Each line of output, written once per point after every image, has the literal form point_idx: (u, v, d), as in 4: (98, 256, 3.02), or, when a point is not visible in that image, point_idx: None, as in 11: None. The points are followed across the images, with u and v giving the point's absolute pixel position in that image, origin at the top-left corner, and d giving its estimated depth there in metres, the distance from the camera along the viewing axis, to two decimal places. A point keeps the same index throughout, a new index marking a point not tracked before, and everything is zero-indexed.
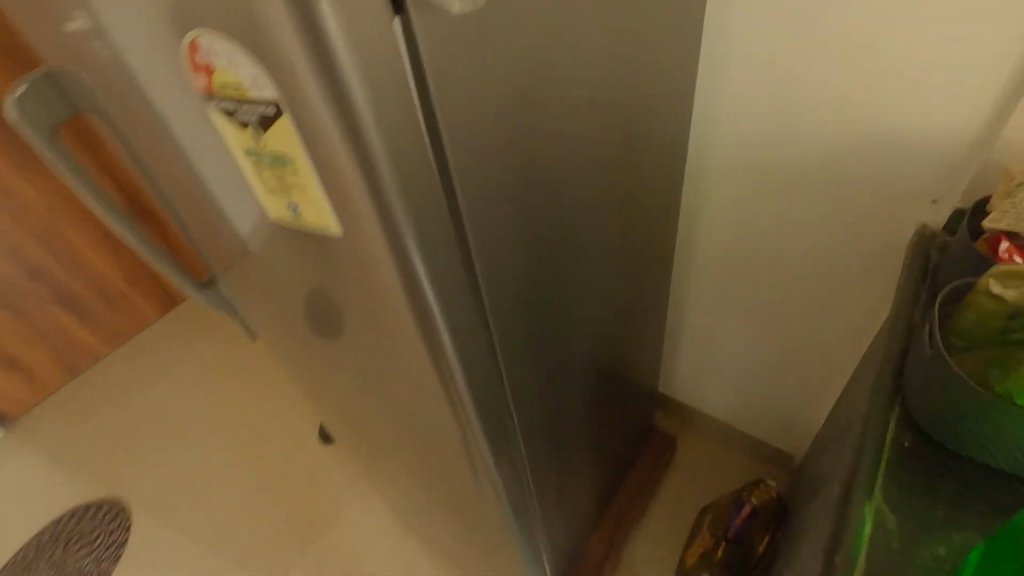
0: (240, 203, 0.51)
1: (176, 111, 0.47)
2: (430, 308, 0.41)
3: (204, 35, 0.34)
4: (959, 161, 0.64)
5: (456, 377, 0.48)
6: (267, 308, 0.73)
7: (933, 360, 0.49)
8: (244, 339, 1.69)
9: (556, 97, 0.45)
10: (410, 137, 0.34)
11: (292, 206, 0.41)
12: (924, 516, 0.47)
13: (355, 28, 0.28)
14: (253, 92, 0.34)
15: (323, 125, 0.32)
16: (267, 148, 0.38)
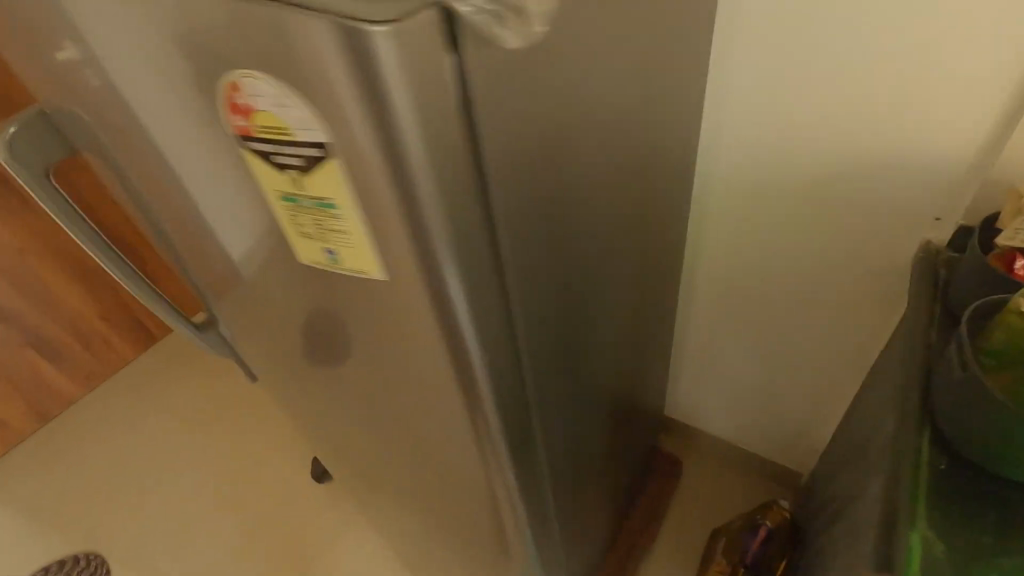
0: (252, 240, 0.49)
1: (194, 149, 0.44)
2: (465, 337, 0.41)
3: (247, 76, 0.32)
4: (960, 181, 0.66)
5: (488, 407, 0.47)
6: (269, 341, 0.70)
7: (967, 381, 0.48)
8: (229, 375, 1.62)
9: (584, 126, 0.44)
10: (458, 174, 0.32)
11: (330, 250, 0.39)
12: (969, 540, 0.46)
13: (413, 65, 0.27)
14: (298, 135, 0.32)
15: (374, 163, 0.31)
16: (308, 192, 0.36)
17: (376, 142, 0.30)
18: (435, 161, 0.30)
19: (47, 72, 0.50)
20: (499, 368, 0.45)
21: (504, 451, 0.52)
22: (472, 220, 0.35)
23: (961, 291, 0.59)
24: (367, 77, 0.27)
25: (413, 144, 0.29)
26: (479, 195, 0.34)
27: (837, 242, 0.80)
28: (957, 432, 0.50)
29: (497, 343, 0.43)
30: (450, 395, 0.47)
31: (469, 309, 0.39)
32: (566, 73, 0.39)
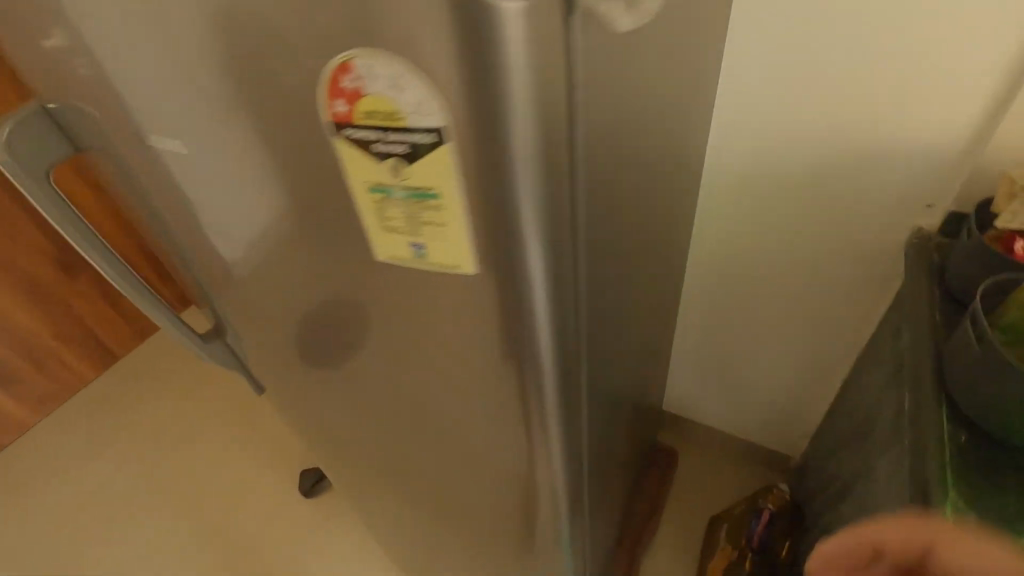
0: (312, 232, 0.48)
1: (252, 142, 0.44)
2: (539, 312, 0.41)
3: (363, 61, 0.32)
4: (952, 168, 0.69)
5: (549, 384, 0.48)
6: (286, 341, 0.69)
7: (984, 356, 0.51)
8: (207, 388, 1.55)
9: (633, 113, 0.44)
10: (557, 152, 0.34)
11: (419, 237, 0.40)
12: (999, 514, 0.48)
13: (537, 45, 0.29)
14: (410, 121, 0.33)
15: (488, 142, 0.32)
16: (409, 179, 0.37)
17: (486, 113, 0.31)
18: (544, 135, 0.32)
19: (54, 64, 0.48)
20: (563, 346, 0.46)
21: (555, 427, 0.54)
22: (564, 194, 0.36)
23: (961, 275, 0.62)
24: (494, 52, 0.28)
25: (525, 118, 0.31)
26: (572, 171, 0.36)
27: (831, 230, 0.83)
28: (973, 404, 0.52)
29: (567, 319, 0.44)
30: (507, 369, 0.48)
31: (547, 283, 0.40)
32: (621, 57, 0.38)
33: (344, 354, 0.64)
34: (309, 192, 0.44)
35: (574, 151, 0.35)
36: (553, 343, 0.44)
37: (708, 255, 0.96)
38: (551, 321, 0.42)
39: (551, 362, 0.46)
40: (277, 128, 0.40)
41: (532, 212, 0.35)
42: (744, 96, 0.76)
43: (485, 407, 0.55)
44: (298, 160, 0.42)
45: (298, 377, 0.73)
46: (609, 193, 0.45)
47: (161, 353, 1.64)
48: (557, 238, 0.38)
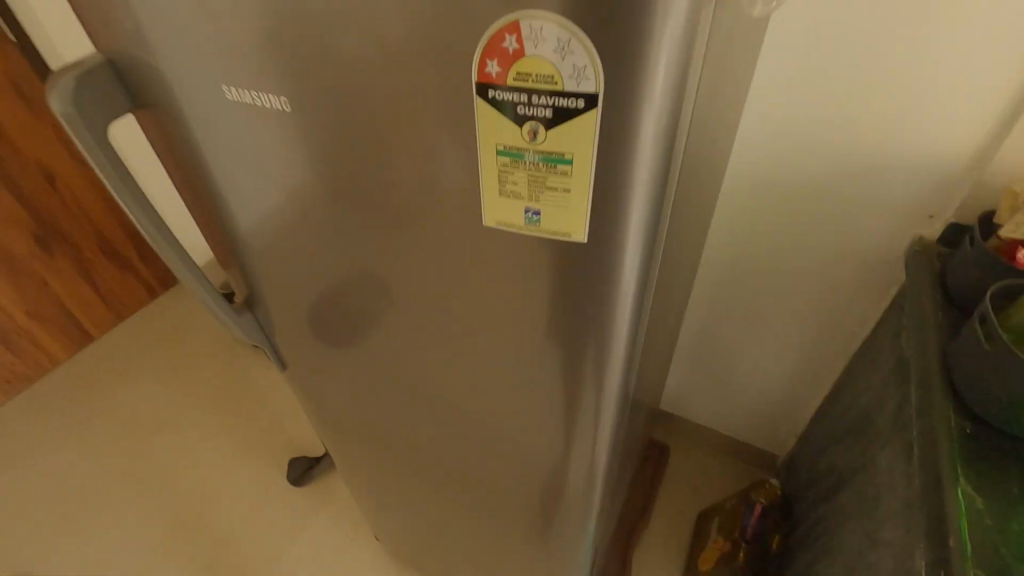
0: (375, 209, 0.48)
1: (325, 109, 0.43)
2: (630, 280, 0.44)
3: (535, 22, 0.33)
4: (957, 180, 0.74)
5: (607, 359, 0.50)
6: (314, 322, 0.67)
7: (992, 353, 0.55)
8: (190, 374, 1.52)
9: (704, 103, 0.46)
10: (668, 122, 0.36)
11: (536, 206, 0.41)
12: (1004, 493, 0.52)
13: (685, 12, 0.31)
14: (566, 86, 0.35)
15: (622, 103, 0.34)
16: (545, 145, 0.38)
17: (623, 78, 0.33)
18: (669, 100, 0.35)
19: (98, 20, 0.47)
20: (636, 318, 0.48)
21: (602, 406, 0.55)
22: (671, 160, 0.39)
23: (961, 281, 0.66)
24: (646, 18, 0.31)
25: (661, 79, 0.33)
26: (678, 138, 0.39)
27: (842, 237, 0.86)
28: (982, 398, 0.56)
29: (644, 289, 0.46)
30: (566, 342, 0.50)
31: (642, 248, 0.42)
32: (714, 44, 0.40)
33: (378, 337, 0.64)
34: (390, 163, 0.44)
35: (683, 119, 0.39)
36: (626, 314, 0.46)
37: (716, 259, 1.00)
38: (636, 290, 0.44)
39: (622, 334, 0.48)
40: (358, 95, 0.41)
41: (648, 172, 0.38)
42: (769, 103, 0.79)
43: (531, 386, 0.57)
44: (379, 129, 0.42)
45: (322, 357, 0.73)
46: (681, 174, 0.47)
47: (144, 336, 1.59)
48: (659, 204, 0.40)
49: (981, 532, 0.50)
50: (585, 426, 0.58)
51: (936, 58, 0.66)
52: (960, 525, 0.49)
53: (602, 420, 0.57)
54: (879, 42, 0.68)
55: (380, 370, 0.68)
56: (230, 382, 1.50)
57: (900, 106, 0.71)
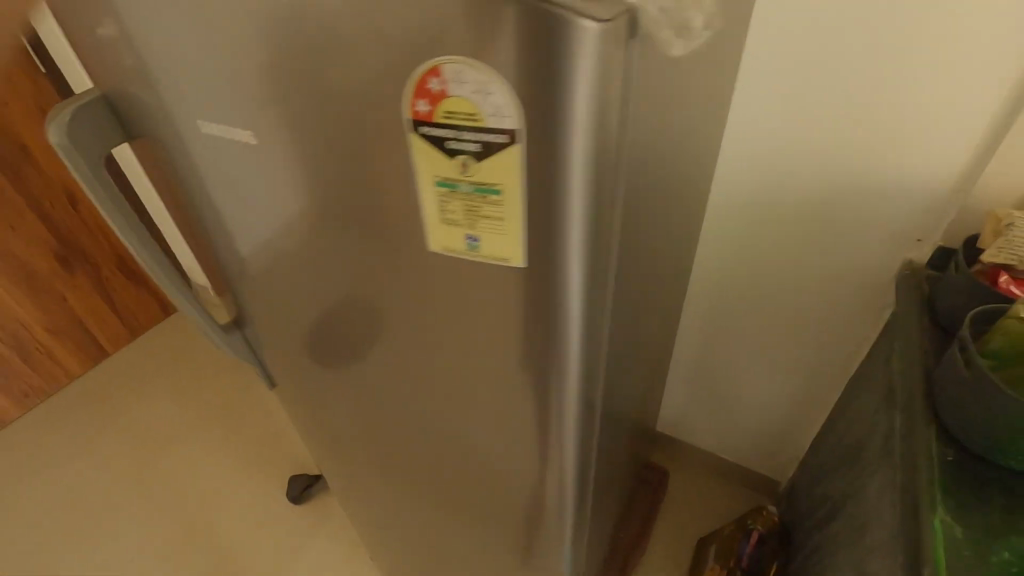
0: (346, 228, 0.51)
1: (296, 139, 0.46)
2: (575, 308, 0.44)
3: (451, 64, 0.35)
4: (943, 203, 0.73)
5: (568, 382, 0.50)
6: (300, 339, 0.70)
7: (973, 378, 0.54)
8: (198, 389, 1.56)
9: (663, 134, 0.48)
10: (604, 156, 0.36)
11: (473, 234, 0.43)
12: (981, 522, 0.51)
13: (604, 55, 0.32)
14: (488, 122, 0.36)
15: (550, 141, 0.35)
16: (474, 177, 0.40)
17: (550, 118, 0.34)
18: (598, 140, 0.35)
19: (102, 56, 0.51)
20: (590, 344, 0.48)
21: (570, 429, 0.55)
22: (612, 195, 0.39)
23: (950, 304, 0.65)
24: (563, 61, 0.32)
25: (585, 119, 0.34)
26: (621, 173, 0.39)
27: (832, 258, 0.86)
28: (963, 426, 0.55)
29: (595, 317, 0.46)
30: (530, 364, 0.50)
31: (585, 279, 0.42)
32: (664, 78, 0.42)
33: (361, 354, 0.65)
34: (358, 187, 0.46)
35: (625, 155, 0.39)
36: (582, 339, 0.47)
37: (708, 280, 1.00)
38: (584, 316, 0.45)
39: (578, 359, 0.48)
40: (329, 125, 0.43)
41: (583, 206, 0.38)
42: (749, 129, 0.80)
43: (502, 407, 0.58)
44: (345, 156, 0.45)
45: (309, 372, 0.75)
46: (640, 200, 0.48)
47: (156, 351, 1.64)
48: (601, 237, 0.41)
49: (957, 562, 0.49)
50: (556, 447, 0.58)
51: (922, 82, 0.67)
52: (936, 553, 0.48)
53: (571, 441, 0.57)
54: (861, 67, 0.69)
55: (364, 386, 0.70)
56: (236, 397, 1.53)
57: (886, 129, 0.71)
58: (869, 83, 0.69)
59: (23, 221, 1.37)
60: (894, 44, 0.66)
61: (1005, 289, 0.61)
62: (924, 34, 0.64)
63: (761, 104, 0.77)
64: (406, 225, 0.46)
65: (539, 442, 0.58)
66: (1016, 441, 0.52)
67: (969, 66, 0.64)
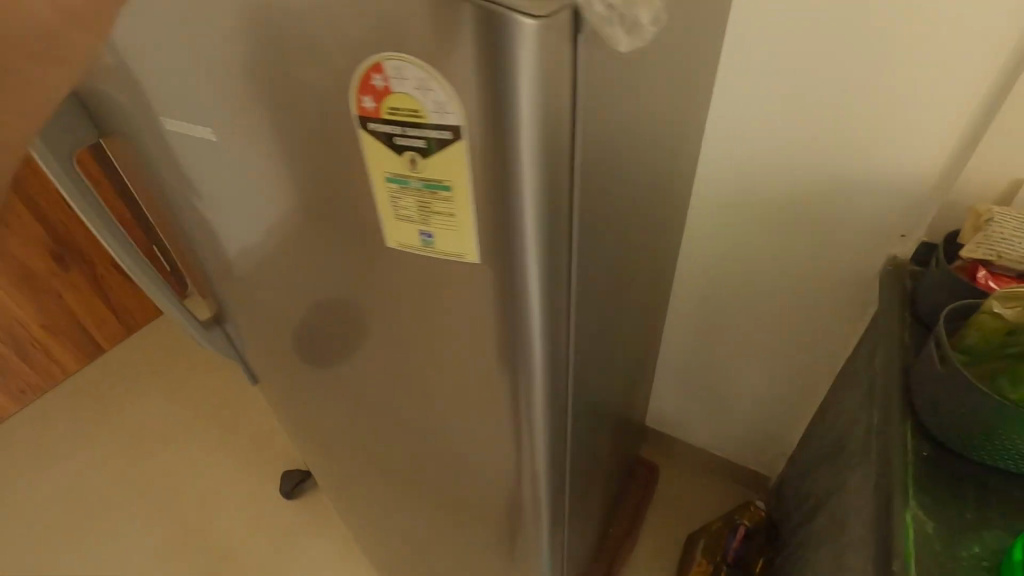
0: (313, 225, 0.51)
1: (257, 137, 0.47)
2: (534, 301, 0.45)
3: (393, 61, 0.35)
4: (925, 199, 0.73)
5: (535, 376, 0.51)
6: (280, 336, 0.70)
7: (946, 374, 0.54)
8: (193, 386, 1.57)
9: (628, 129, 0.48)
10: (554, 150, 0.37)
11: (426, 231, 0.43)
12: (953, 518, 0.51)
13: (544, 51, 0.32)
14: (430, 119, 0.37)
15: (497, 137, 0.36)
16: (423, 174, 0.40)
17: (496, 115, 0.35)
18: (545, 135, 0.35)
19: None
20: (553, 338, 0.49)
21: (541, 424, 0.56)
22: (563, 190, 0.40)
23: (930, 299, 0.65)
24: (503, 57, 0.32)
25: (530, 115, 0.34)
26: (571, 168, 0.40)
27: (815, 255, 0.86)
28: (940, 422, 0.55)
29: (557, 310, 0.47)
30: (498, 360, 0.51)
31: (541, 273, 0.43)
32: (622, 74, 0.42)
33: (339, 351, 0.66)
34: (324, 184, 0.46)
35: (576, 150, 0.39)
36: (544, 333, 0.47)
37: (694, 277, 1.00)
38: (543, 310, 0.45)
39: (542, 354, 0.49)
40: (294, 123, 0.43)
41: (534, 201, 0.38)
42: (731, 125, 0.80)
43: (475, 403, 0.58)
44: (309, 153, 0.45)
45: (292, 369, 0.75)
46: (605, 196, 0.48)
47: (152, 349, 1.65)
48: (555, 232, 0.41)
49: (928, 558, 0.49)
50: (529, 442, 0.58)
51: (904, 78, 0.66)
52: (906, 546, 0.49)
53: (544, 436, 0.58)
54: (843, 63, 0.68)
55: (344, 382, 0.71)
56: (231, 394, 1.54)
57: (865, 125, 0.71)
58: (852, 79, 0.69)
59: (18, 220, 1.37)
60: (876, 38, 0.65)
61: (983, 284, 0.61)
62: (902, 30, 0.63)
63: (742, 101, 0.77)
64: (373, 220, 0.46)
65: (513, 437, 0.59)
66: (989, 437, 0.52)
67: (950, 63, 0.63)
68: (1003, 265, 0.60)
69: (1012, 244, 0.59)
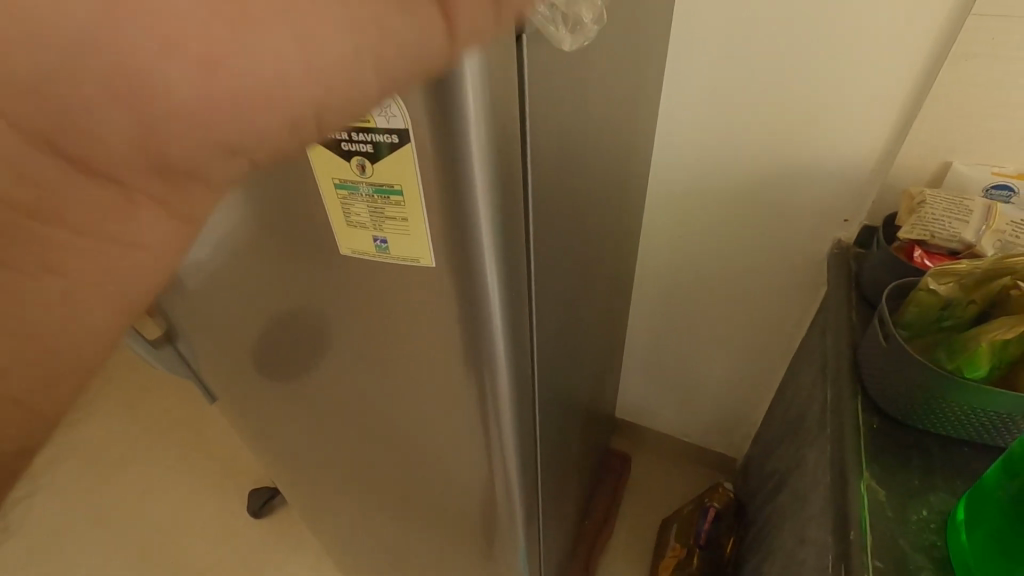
0: (259, 233, 0.49)
1: None
2: (494, 301, 0.45)
3: None
4: (864, 184, 0.76)
5: (498, 377, 0.51)
6: (238, 350, 0.68)
7: (889, 348, 0.57)
8: (149, 408, 1.50)
9: (578, 136, 0.49)
10: (503, 151, 0.37)
11: (379, 237, 0.43)
12: (903, 485, 0.54)
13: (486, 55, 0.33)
14: (376, 123, 0.37)
15: (445, 141, 0.36)
16: (374, 179, 0.40)
17: (448, 121, 0.35)
18: (494, 137, 0.36)
19: None
20: (515, 338, 0.49)
21: (509, 424, 0.56)
22: (515, 192, 0.40)
23: (873, 280, 0.69)
24: None
25: (477, 117, 0.34)
26: (521, 168, 0.40)
27: (767, 242, 0.89)
28: (886, 396, 0.58)
29: (518, 309, 0.47)
30: (463, 363, 0.51)
31: (500, 275, 0.43)
32: (567, 81, 0.43)
33: (298, 360, 0.64)
34: (276, 197, 0.45)
35: (524, 147, 0.40)
36: (506, 335, 0.48)
37: (654, 269, 1.02)
38: (504, 311, 0.45)
39: (505, 355, 0.49)
40: None
41: (487, 201, 0.38)
42: (683, 111, 0.81)
43: (442, 407, 0.58)
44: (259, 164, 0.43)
45: (250, 384, 0.73)
46: (560, 201, 0.49)
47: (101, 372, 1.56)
48: (510, 233, 0.42)
49: (883, 527, 0.51)
50: (498, 442, 0.58)
51: (845, 64, 0.69)
52: (862, 515, 0.51)
53: (512, 435, 0.58)
54: (790, 50, 0.70)
55: (306, 394, 0.69)
56: (191, 415, 1.47)
57: (815, 113, 0.74)
58: (805, 70, 0.71)
59: None
60: (833, 30, 0.67)
61: (920, 263, 0.64)
62: (842, 18, 0.66)
63: (695, 91, 0.79)
64: (328, 229, 0.45)
65: (480, 437, 0.59)
66: (930, 406, 0.55)
67: (893, 53, 0.66)
68: (937, 245, 0.64)
69: (942, 224, 0.63)
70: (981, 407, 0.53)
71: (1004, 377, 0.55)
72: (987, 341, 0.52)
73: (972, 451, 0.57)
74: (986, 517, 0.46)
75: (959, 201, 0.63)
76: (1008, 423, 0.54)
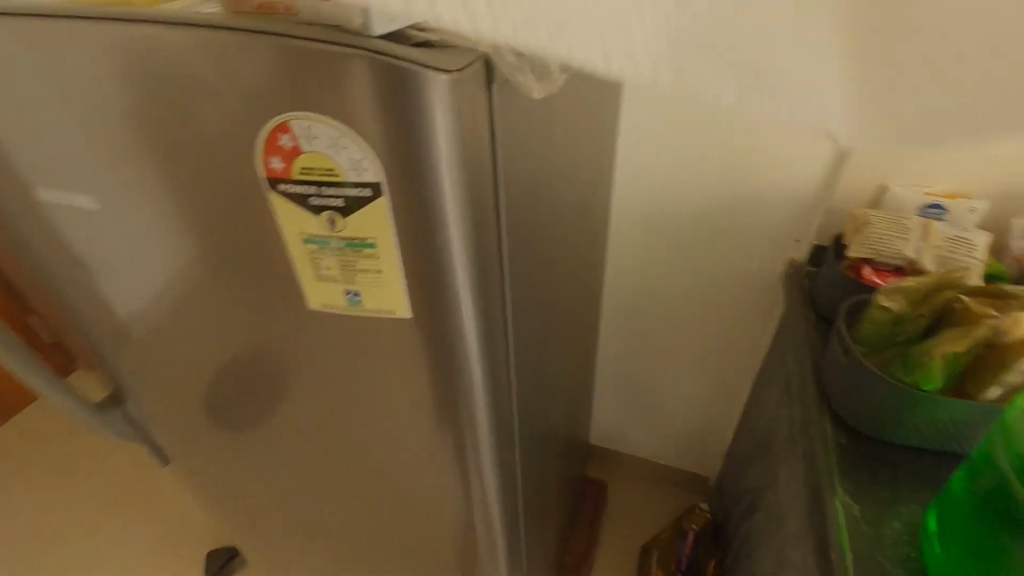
0: (218, 283, 0.47)
1: (145, 203, 0.44)
2: (471, 344, 0.44)
3: (305, 120, 0.35)
4: (811, 207, 0.80)
5: (477, 420, 0.49)
6: (194, 405, 0.63)
7: (849, 366, 0.59)
8: (92, 470, 1.38)
9: (544, 174, 0.49)
10: (477, 197, 0.37)
11: (352, 290, 0.42)
12: (874, 499, 0.56)
13: (458, 105, 0.33)
14: (347, 177, 0.36)
15: (419, 190, 0.35)
16: (344, 232, 0.39)
17: (419, 169, 0.34)
18: (467, 185, 0.36)
19: None
20: (493, 379, 0.48)
21: (488, 466, 0.54)
22: (489, 236, 0.40)
23: (828, 298, 0.72)
24: (424, 113, 0.32)
25: (450, 166, 0.34)
26: (495, 212, 0.40)
27: (726, 264, 0.91)
28: (852, 411, 0.60)
29: (495, 351, 0.46)
30: (439, 408, 0.49)
31: (476, 319, 0.42)
32: (533, 125, 0.43)
33: (262, 413, 0.60)
34: (235, 246, 0.43)
35: (497, 192, 0.39)
36: (484, 377, 0.46)
37: (619, 295, 1.03)
38: (480, 353, 0.44)
39: (483, 397, 0.48)
40: (191, 180, 0.41)
41: (462, 247, 0.38)
42: (640, 144, 0.84)
43: (417, 453, 0.55)
44: (217, 213, 0.42)
45: (207, 439, 0.68)
46: (530, 239, 0.49)
47: (38, 434, 1.43)
48: (486, 276, 0.41)
49: (860, 541, 0.52)
50: (477, 484, 0.56)
51: None
52: (840, 532, 0.52)
53: (490, 477, 0.56)
54: None
55: (269, 447, 0.65)
56: (140, 474, 1.37)
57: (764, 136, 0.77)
58: None
59: None
60: None
61: (869, 279, 0.67)
62: None
63: (651, 111, 0.80)
64: (296, 281, 0.44)
65: (458, 480, 0.57)
66: (892, 419, 0.58)
67: None
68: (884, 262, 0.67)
69: (886, 244, 0.67)
70: (939, 418, 0.56)
71: (955, 388, 0.58)
72: (939, 356, 0.55)
73: (935, 460, 0.59)
74: (954, 526, 0.48)
75: (899, 222, 0.67)
76: (964, 432, 0.56)
